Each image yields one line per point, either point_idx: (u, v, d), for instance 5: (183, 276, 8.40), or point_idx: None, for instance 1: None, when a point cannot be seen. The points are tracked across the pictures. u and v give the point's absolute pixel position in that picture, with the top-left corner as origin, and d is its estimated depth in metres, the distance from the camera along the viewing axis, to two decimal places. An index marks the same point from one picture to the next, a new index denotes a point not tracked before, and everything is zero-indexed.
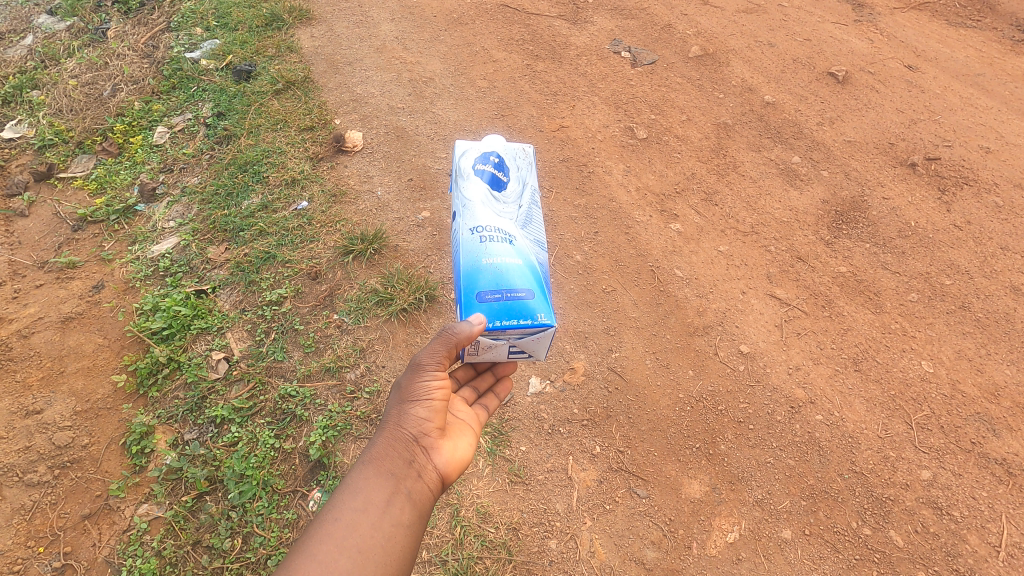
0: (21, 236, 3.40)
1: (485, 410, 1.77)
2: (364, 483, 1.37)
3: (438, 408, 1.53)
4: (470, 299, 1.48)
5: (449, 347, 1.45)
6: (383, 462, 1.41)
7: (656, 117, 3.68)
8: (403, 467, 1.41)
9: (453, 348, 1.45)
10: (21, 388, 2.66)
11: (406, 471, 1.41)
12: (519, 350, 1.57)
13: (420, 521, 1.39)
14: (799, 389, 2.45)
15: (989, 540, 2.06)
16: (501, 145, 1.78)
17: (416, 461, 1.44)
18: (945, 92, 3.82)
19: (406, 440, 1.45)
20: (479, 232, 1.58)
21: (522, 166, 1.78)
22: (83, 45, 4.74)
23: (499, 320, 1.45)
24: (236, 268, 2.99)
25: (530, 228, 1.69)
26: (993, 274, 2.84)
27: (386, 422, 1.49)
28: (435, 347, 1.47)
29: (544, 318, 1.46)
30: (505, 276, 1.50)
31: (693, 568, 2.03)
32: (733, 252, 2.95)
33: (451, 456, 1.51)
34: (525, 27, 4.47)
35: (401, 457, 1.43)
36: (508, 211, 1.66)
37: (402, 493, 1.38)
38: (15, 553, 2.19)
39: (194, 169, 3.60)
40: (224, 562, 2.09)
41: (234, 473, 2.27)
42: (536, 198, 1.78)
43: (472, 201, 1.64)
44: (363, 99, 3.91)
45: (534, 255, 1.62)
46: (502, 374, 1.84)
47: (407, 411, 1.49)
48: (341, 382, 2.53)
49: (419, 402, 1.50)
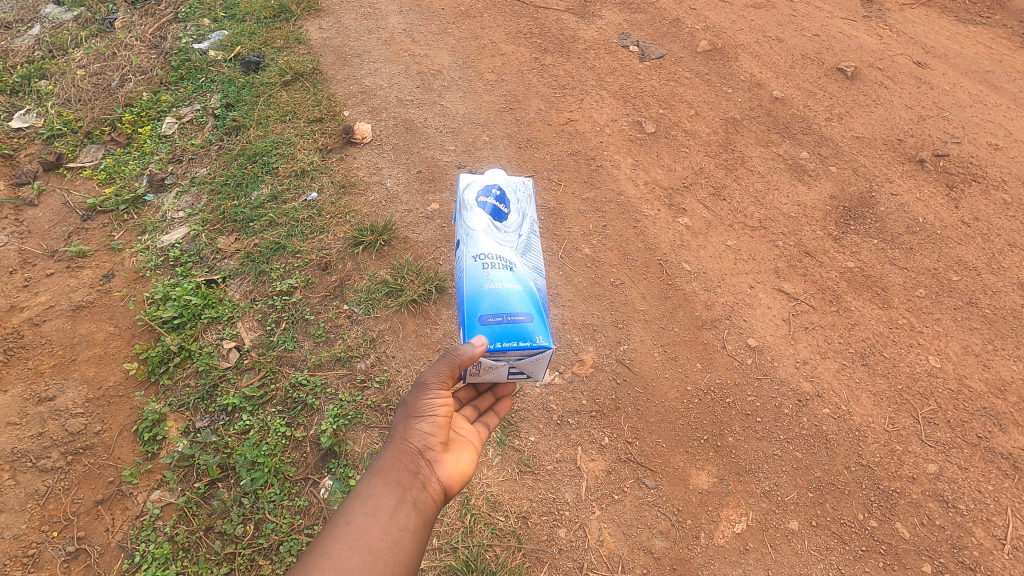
0: (31, 225, 3.41)
1: (486, 428, 1.77)
2: (372, 491, 1.38)
3: (442, 423, 1.54)
4: (472, 321, 1.50)
5: (453, 367, 1.46)
6: (390, 472, 1.42)
7: (664, 112, 3.68)
8: (410, 477, 1.42)
9: (457, 367, 1.47)
10: (33, 374, 2.68)
11: (412, 481, 1.42)
12: (519, 371, 1.59)
13: (427, 529, 1.39)
14: (807, 383, 2.47)
15: (995, 533, 2.08)
16: (503, 178, 1.79)
17: (422, 472, 1.45)
18: (954, 89, 3.81)
19: (412, 452, 1.47)
20: (481, 259, 1.59)
21: (522, 199, 1.79)
22: (91, 35, 4.75)
23: (498, 342, 1.46)
24: (247, 258, 3.01)
25: (530, 256, 1.71)
26: (1000, 270, 2.85)
27: (392, 436, 1.50)
28: (439, 366, 1.49)
29: (543, 340, 1.47)
30: (504, 299, 1.52)
31: (701, 557, 2.05)
32: (741, 246, 2.96)
33: (455, 468, 1.52)
34: (533, 20, 4.47)
35: (407, 468, 1.44)
36: (509, 240, 1.67)
37: (408, 501, 1.39)
38: (29, 537, 2.21)
39: (203, 160, 3.61)
40: (236, 548, 2.11)
41: (246, 460, 2.28)
42: (536, 228, 1.80)
43: (475, 230, 1.66)
44: (372, 91, 3.92)
45: (533, 282, 1.64)
46: (503, 393, 1.85)
47: (413, 426, 1.50)
48: (351, 371, 2.55)
49: (425, 417, 1.52)
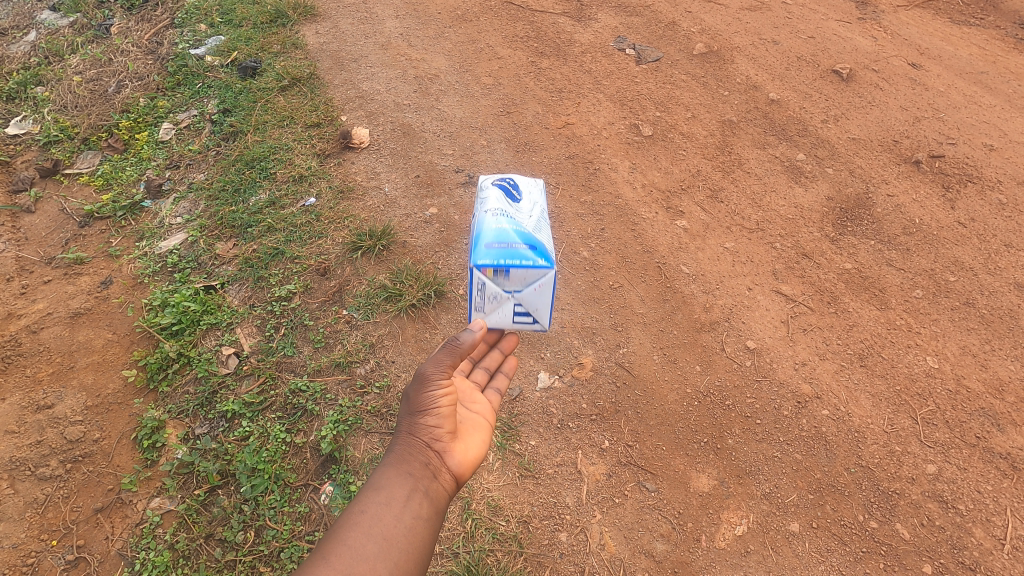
0: (28, 232, 3.40)
1: (491, 415, 1.77)
2: (384, 481, 1.39)
3: (450, 414, 1.54)
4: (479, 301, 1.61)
5: (455, 355, 1.52)
6: (401, 463, 1.43)
7: (661, 115, 3.69)
8: (421, 468, 1.43)
9: (460, 355, 1.53)
10: (32, 383, 2.67)
11: (422, 471, 1.42)
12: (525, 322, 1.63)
13: (439, 518, 1.40)
14: (806, 385, 2.48)
15: (995, 533, 2.08)
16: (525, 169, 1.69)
17: (432, 463, 1.45)
18: (949, 89, 3.83)
19: (421, 443, 1.47)
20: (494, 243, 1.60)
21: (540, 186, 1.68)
22: (87, 41, 4.74)
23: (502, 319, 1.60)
24: (245, 264, 3.00)
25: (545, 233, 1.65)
26: (996, 270, 2.86)
27: (401, 429, 1.50)
28: (441, 355, 1.52)
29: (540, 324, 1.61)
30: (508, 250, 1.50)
31: (703, 560, 2.05)
32: (739, 248, 2.97)
33: (463, 458, 1.52)
34: (529, 24, 4.48)
35: (418, 459, 1.44)
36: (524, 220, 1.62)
37: (420, 490, 1.39)
38: (28, 546, 2.20)
39: (200, 165, 3.61)
40: (236, 555, 2.10)
41: (246, 467, 2.28)
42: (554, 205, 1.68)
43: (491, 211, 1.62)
44: (369, 95, 3.93)
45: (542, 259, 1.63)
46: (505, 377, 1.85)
47: (421, 419, 1.49)
48: (351, 377, 2.55)
49: (429, 411, 1.49)
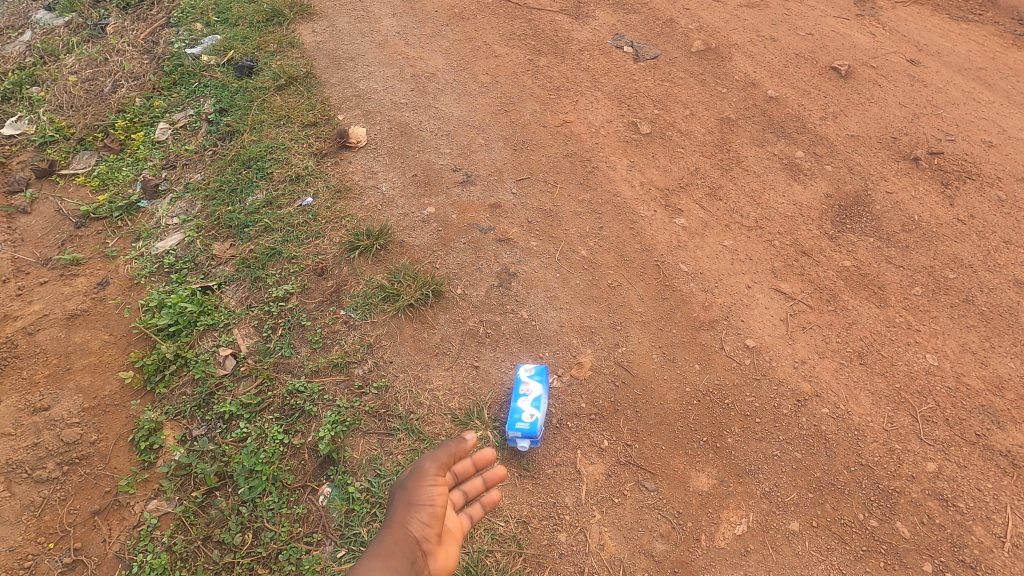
0: (24, 233, 3.39)
1: (470, 519, 1.83)
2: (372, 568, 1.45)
3: (438, 514, 1.64)
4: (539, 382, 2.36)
5: (449, 456, 1.73)
6: (389, 556, 1.50)
7: (659, 112, 3.68)
8: (407, 565, 1.49)
9: (452, 456, 1.74)
10: (28, 385, 2.66)
11: (409, 568, 1.49)
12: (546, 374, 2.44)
13: None
14: (805, 383, 2.47)
15: (995, 531, 2.08)
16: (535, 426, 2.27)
17: (417, 563, 1.52)
18: (948, 86, 3.82)
19: (410, 541, 1.55)
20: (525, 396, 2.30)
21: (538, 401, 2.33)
22: (83, 41, 4.72)
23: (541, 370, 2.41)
24: (242, 264, 2.99)
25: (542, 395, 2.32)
26: (996, 267, 2.85)
27: (391, 522, 1.59)
28: (438, 454, 1.72)
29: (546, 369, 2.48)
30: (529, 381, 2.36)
31: (703, 560, 2.05)
32: (738, 246, 2.96)
33: (444, 563, 1.58)
34: (527, 22, 4.46)
35: (405, 555, 1.51)
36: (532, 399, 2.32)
37: None
38: (26, 548, 2.19)
39: (197, 165, 3.59)
40: (235, 557, 2.10)
41: (244, 468, 2.26)
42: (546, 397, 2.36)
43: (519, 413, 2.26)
44: (366, 94, 3.91)
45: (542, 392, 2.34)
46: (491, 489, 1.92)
47: (411, 515, 1.61)
48: (349, 377, 2.54)
49: (422, 507, 1.62)
